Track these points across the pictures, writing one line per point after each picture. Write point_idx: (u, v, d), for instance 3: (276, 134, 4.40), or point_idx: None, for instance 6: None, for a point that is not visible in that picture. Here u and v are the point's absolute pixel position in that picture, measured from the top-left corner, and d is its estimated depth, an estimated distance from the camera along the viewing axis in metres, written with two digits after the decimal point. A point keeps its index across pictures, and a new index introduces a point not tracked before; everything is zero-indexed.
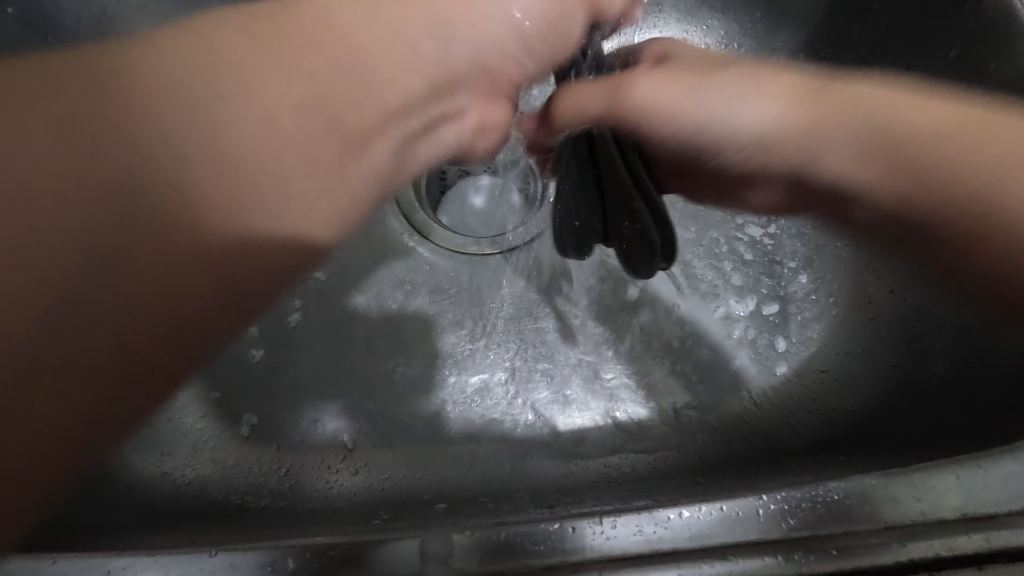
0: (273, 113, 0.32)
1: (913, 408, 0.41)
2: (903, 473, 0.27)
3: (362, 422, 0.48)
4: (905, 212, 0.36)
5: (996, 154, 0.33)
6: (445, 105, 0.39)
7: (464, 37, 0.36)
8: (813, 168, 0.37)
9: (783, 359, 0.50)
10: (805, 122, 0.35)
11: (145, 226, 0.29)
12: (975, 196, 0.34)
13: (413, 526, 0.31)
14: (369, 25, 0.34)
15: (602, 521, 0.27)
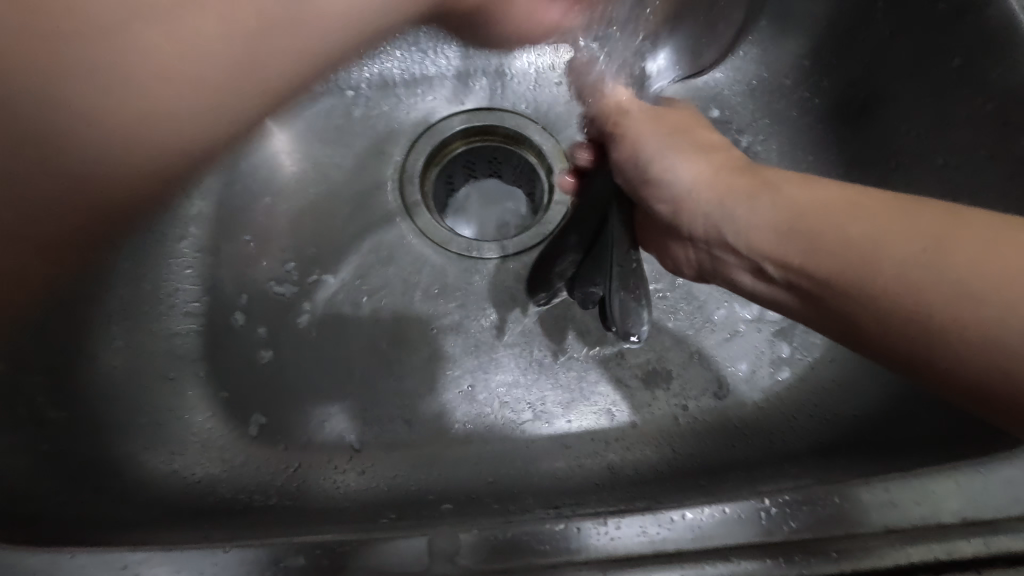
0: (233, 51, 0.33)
1: (914, 413, 0.41)
2: (902, 477, 0.27)
3: (368, 423, 0.48)
4: (828, 300, 0.32)
5: (907, 245, 0.29)
6: None
7: None
8: (739, 240, 0.35)
9: (785, 364, 0.50)
10: (721, 190, 0.36)
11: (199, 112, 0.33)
12: (914, 285, 0.28)
13: (419, 524, 0.31)
14: None
15: (606, 522, 0.27)
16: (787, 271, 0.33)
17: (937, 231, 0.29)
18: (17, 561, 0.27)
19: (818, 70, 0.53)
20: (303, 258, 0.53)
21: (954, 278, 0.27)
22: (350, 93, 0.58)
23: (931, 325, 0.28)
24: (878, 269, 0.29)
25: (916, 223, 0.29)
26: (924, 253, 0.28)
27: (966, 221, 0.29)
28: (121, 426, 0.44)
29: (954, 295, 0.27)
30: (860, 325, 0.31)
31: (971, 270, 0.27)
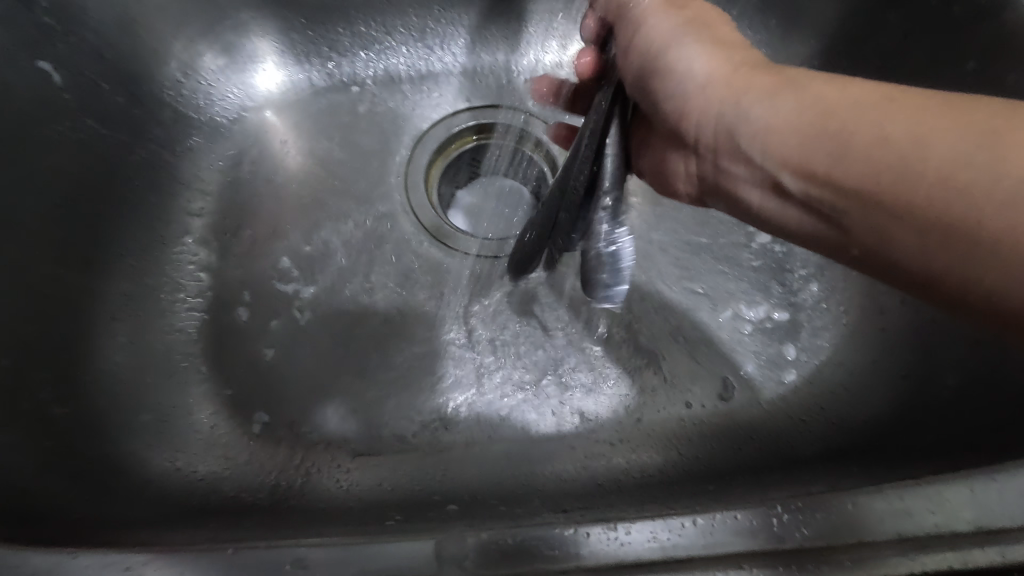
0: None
1: (923, 420, 0.42)
2: (915, 485, 0.27)
3: (372, 423, 0.48)
4: (838, 200, 0.31)
5: (972, 140, 0.27)
6: None
7: None
8: (755, 144, 0.34)
9: (792, 366, 0.50)
10: (737, 87, 0.35)
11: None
12: (961, 166, 0.27)
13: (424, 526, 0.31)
14: None
15: (617, 527, 0.27)
16: (806, 181, 0.32)
17: (943, 127, 0.28)
18: (21, 561, 0.26)
19: (828, 71, 0.52)
20: (307, 255, 0.53)
21: (974, 163, 0.27)
22: (356, 89, 0.58)
23: (952, 222, 0.27)
24: (925, 161, 0.28)
25: (971, 114, 0.28)
26: (963, 138, 0.28)
27: (970, 103, 0.29)
28: (123, 423, 0.44)
29: (955, 177, 0.27)
30: (882, 240, 0.30)
31: (986, 152, 0.27)
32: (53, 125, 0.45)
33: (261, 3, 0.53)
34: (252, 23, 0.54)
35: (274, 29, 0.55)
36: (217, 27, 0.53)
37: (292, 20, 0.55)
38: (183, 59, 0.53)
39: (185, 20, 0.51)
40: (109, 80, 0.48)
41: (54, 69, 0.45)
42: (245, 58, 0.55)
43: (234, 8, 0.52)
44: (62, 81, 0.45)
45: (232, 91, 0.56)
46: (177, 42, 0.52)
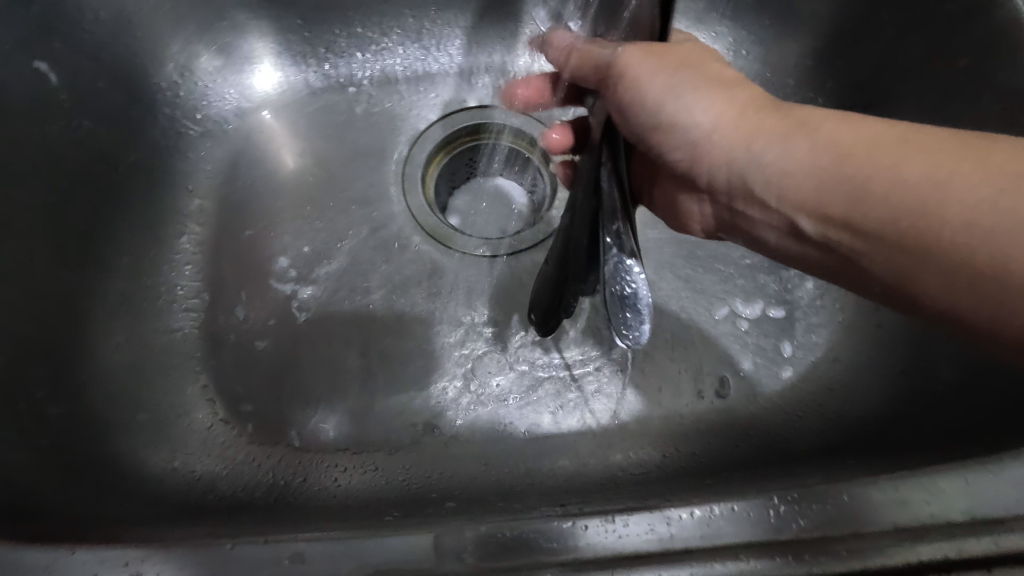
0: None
1: (921, 415, 0.42)
2: (910, 476, 0.27)
3: (369, 422, 0.48)
4: (857, 245, 0.32)
5: (984, 184, 0.28)
6: None
7: None
8: (770, 190, 0.35)
9: (788, 363, 0.50)
10: (746, 131, 0.36)
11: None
12: (983, 217, 0.28)
13: (424, 522, 0.31)
14: None
15: (614, 519, 0.27)
16: (826, 225, 0.33)
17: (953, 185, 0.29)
18: (18, 557, 0.26)
19: (824, 71, 0.53)
20: (304, 255, 0.53)
21: (989, 211, 0.28)
22: (353, 90, 0.58)
23: (978, 271, 0.28)
24: (943, 211, 0.29)
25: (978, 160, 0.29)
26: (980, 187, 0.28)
27: (979, 149, 0.29)
28: (119, 423, 0.44)
29: (974, 224, 0.28)
30: (904, 281, 0.31)
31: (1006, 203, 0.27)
32: (50, 125, 0.45)
33: (258, 4, 0.53)
34: (249, 23, 0.54)
35: (271, 30, 0.55)
36: (213, 27, 0.53)
37: (289, 20, 0.55)
38: (180, 60, 0.53)
39: (182, 20, 0.51)
40: (106, 80, 0.48)
41: (51, 68, 0.45)
42: (242, 59, 0.56)
43: (230, 8, 0.52)
44: (59, 80, 0.45)
45: (229, 92, 0.56)
46: (174, 43, 0.52)
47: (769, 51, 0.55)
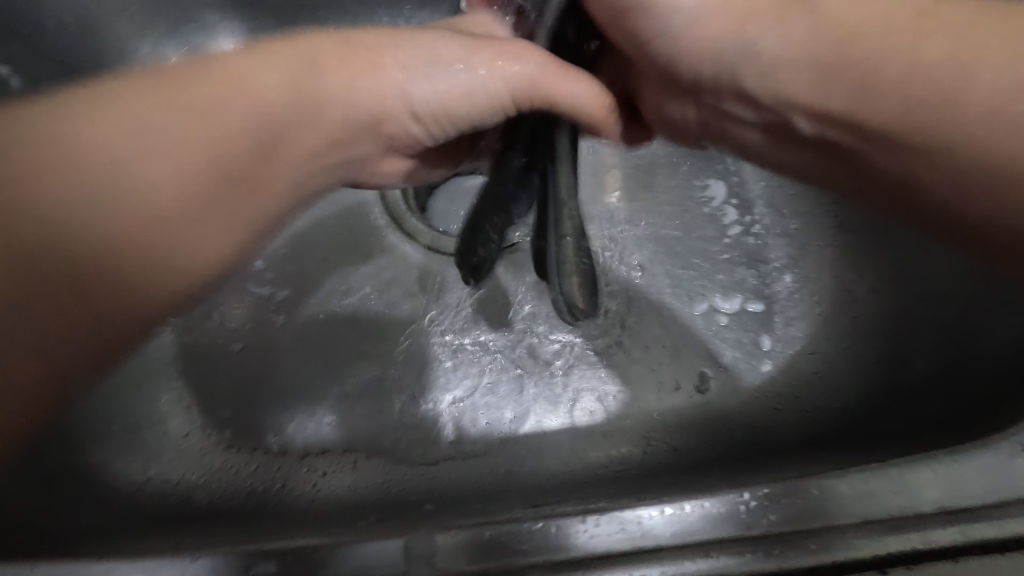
0: (183, 138, 0.35)
1: (898, 405, 0.42)
2: (877, 468, 0.27)
3: (349, 426, 0.48)
4: (856, 138, 0.33)
5: (1000, 76, 0.29)
6: (347, 151, 0.43)
7: (367, 99, 0.40)
8: (767, 80, 0.35)
9: (768, 357, 0.50)
10: (741, 18, 0.34)
11: (243, 167, 0.37)
12: (999, 109, 0.29)
13: (395, 527, 0.31)
14: (275, 80, 0.37)
15: (585, 520, 0.27)
16: (825, 121, 0.34)
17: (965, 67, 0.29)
18: None
19: None
20: (281, 258, 0.52)
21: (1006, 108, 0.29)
22: None
23: (996, 168, 0.29)
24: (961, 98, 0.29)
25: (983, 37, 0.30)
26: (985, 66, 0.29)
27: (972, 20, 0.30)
28: None
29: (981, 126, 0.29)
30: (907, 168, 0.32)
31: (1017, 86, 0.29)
32: None
33: (227, 5, 0.53)
34: (219, 25, 0.54)
35: (243, 30, 0.54)
36: (182, 28, 0.53)
37: (260, 21, 0.54)
38: (148, 62, 0.52)
39: (149, 22, 0.51)
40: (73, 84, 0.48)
41: (13, 72, 0.46)
42: None
43: (199, 9, 0.52)
44: (22, 83, 0.46)
45: None
46: (143, 45, 0.52)
47: None
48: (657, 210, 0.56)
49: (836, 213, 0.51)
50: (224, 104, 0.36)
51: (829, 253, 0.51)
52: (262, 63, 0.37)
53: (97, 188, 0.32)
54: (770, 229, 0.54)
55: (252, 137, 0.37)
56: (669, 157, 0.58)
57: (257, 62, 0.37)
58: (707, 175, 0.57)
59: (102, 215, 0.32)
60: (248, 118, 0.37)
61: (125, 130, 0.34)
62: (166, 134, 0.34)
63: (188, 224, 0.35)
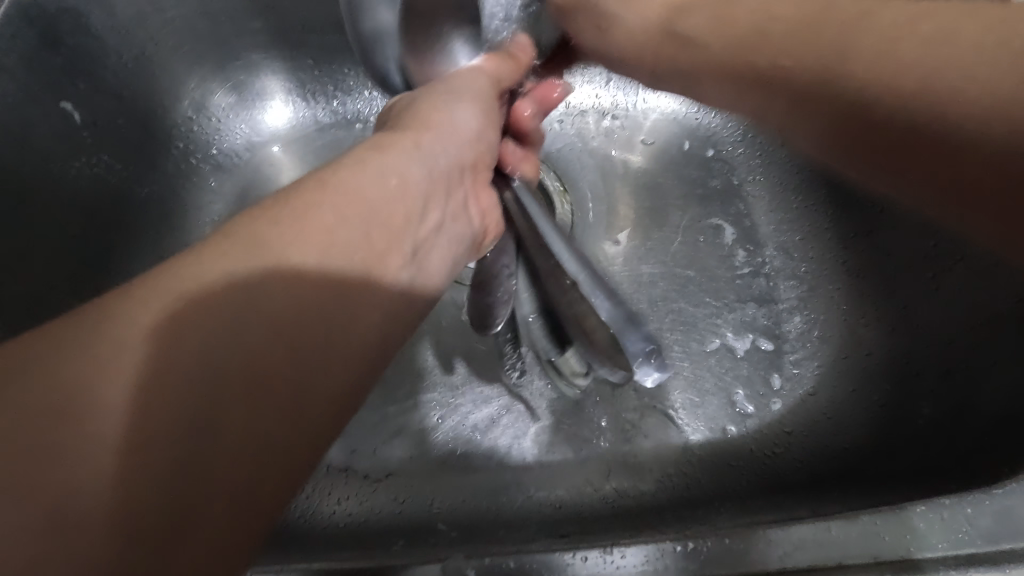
0: (292, 258, 0.26)
1: (901, 447, 0.44)
2: (890, 510, 0.29)
3: (373, 449, 0.50)
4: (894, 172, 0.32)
5: (869, 52, 0.29)
6: (445, 204, 0.34)
7: (416, 166, 0.33)
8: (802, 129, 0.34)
9: (777, 396, 0.52)
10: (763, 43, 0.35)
11: (344, 291, 0.28)
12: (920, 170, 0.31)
13: (406, 556, 0.33)
14: (364, 174, 0.30)
15: (611, 551, 0.29)
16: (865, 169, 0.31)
17: (813, 45, 0.32)
18: None
19: None
20: None
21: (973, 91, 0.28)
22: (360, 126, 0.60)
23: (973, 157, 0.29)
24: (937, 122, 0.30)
25: (951, 36, 0.27)
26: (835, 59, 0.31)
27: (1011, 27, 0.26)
28: None
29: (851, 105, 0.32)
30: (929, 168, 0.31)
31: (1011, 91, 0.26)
32: (67, 162, 0.49)
33: (270, 44, 0.56)
34: (262, 63, 0.57)
35: (283, 69, 0.58)
36: (227, 66, 0.56)
37: (301, 60, 0.58)
38: (195, 97, 0.56)
39: (198, 60, 0.55)
40: (127, 117, 0.52)
41: (76, 108, 0.49)
42: (255, 95, 0.59)
43: (245, 49, 0.56)
44: (82, 119, 0.50)
45: (241, 127, 0.59)
46: (190, 81, 0.55)
47: None
48: (671, 248, 0.59)
49: (845, 257, 0.53)
50: (268, 280, 0.26)
51: (837, 296, 0.53)
52: (361, 180, 0.30)
53: (337, 309, 0.27)
54: (779, 271, 0.56)
55: (353, 261, 0.28)
56: (683, 197, 0.61)
57: (298, 224, 0.27)
58: (717, 214, 0.59)
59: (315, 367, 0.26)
60: (349, 211, 0.29)
61: (198, 295, 0.24)
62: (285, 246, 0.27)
63: (305, 380, 0.26)
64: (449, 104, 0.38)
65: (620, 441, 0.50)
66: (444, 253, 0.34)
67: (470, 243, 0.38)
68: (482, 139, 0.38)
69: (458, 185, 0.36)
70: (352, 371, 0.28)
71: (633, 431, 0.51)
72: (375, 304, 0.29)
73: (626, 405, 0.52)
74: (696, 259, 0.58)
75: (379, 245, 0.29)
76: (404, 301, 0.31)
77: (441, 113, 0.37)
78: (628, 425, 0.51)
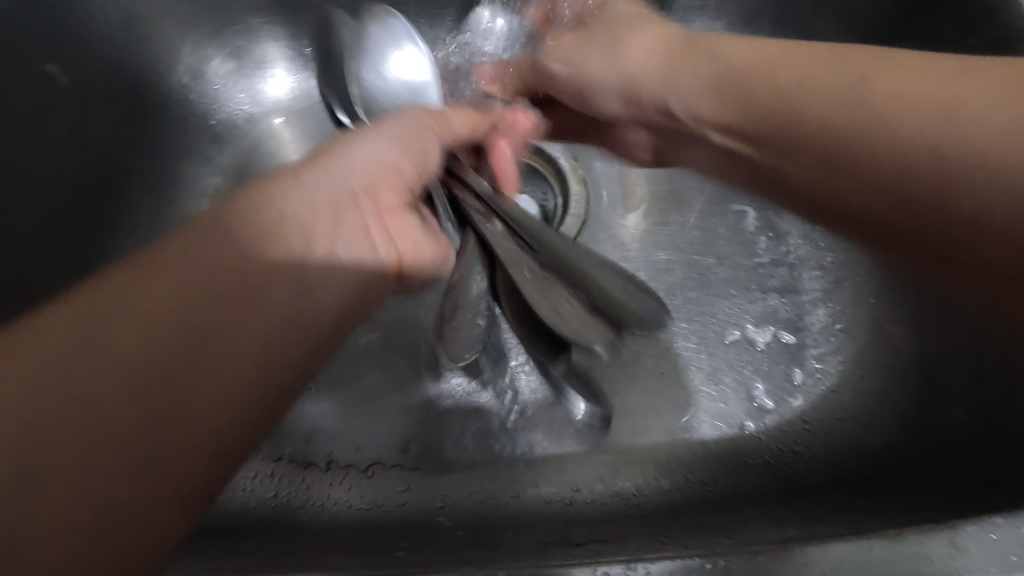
0: (151, 308, 0.27)
1: (933, 452, 0.42)
2: (938, 529, 0.27)
3: (375, 439, 0.47)
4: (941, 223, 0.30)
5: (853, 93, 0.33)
6: (337, 236, 0.32)
7: (312, 193, 0.32)
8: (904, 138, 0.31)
9: (798, 392, 0.50)
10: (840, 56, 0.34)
11: (205, 310, 0.28)
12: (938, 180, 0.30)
13: (407, 569, 0.31)
14: (251, 213, 0.30)
15: (635, 567, 0.27)
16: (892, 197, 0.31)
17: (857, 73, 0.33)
18: None
19: None
20: None
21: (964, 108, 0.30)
22: None
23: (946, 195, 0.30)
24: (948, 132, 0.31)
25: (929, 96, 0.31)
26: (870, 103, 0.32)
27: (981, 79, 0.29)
28: None
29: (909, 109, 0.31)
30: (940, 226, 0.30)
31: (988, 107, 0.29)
32: (54, 129, 0.46)
33: (270, 7, 0.53)
34: (262, 27, 0.54)
35: (285, 34, 0.55)
36: (226, 31, 0.53)
37: (304, 25, 0.55)
38: (191, 63, 0.53)
39: (194, 23, 0.52)
40: (117, 82, 0.49)
41: (62, 72, 0.46)
42: (255, 63, 0.55)
43: (244, 13, 0.53)
44: (69, 83, 0.47)
45: (239, 97, 0.56)
46: (186, 46, 0.52)
47: None
48: (691, 233, 0.56)
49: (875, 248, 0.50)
50: (124, 322, 0.27)
51: (865, 289, 0.50)
52: (221, 228, 0.29)
53: (167, 362, 0.27)
54: (803, 260, 0.53)
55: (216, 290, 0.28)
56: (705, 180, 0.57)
57: (147, 268, 0.28)
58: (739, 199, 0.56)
59: (185, 407, 0.26)
60: (200, 262, 0.28)
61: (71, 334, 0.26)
62: (111, 304, 0.27)
63: (180, 412, 0.26)
64: (362, 137, 0.35)
65: (632, 436, 0.48)
66: (349, 273, 0.33)
67: (379, 269, 0.34)
68: (385, 166, 0.35)
69: (349, 212, 0.33)
70: (271, 359, 0.29)
71: (645, 424, 0.49)
72: (309, 279, 0.31)
73: (638, 398, 0.50)
74: (716, 246, 0.55)
75: (295, 244, 0.31)
76: (322, 306, 0.31)
77: (338, 148, 0.34)
78: (642, 421, 0.49)
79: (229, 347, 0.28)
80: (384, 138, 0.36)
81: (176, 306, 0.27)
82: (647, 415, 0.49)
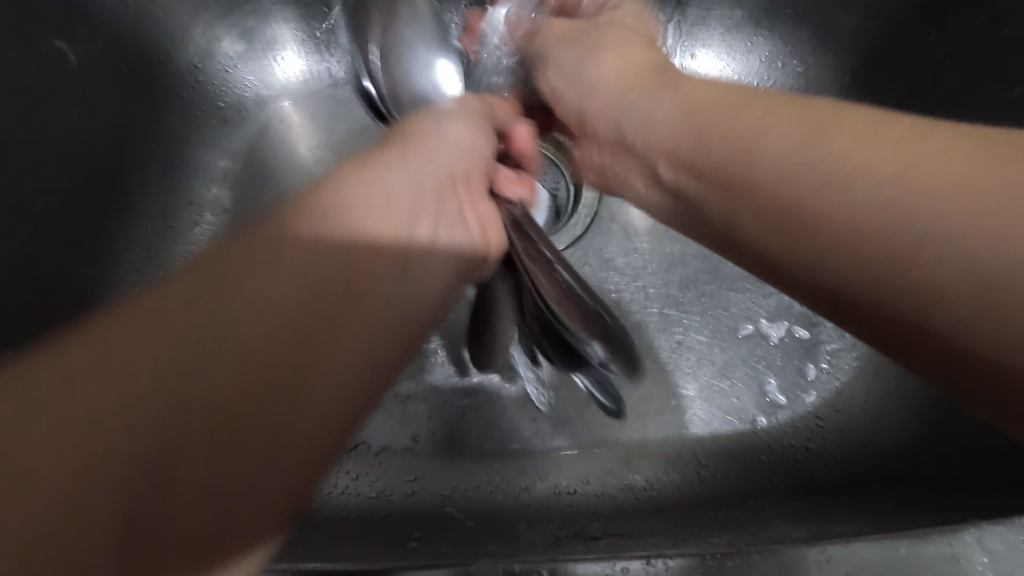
0: (266, 293, 0.25)
1: (949, 451, 0.41)
2: (958, 528, 0.27)
3: (384, 428, 0.47)
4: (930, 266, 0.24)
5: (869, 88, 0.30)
6: (439, 214, 0.33)
7: (407, 171, 0.32)
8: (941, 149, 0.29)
9: (812, 388, 0.49)
10: None
11: (345, 297, 0.27)
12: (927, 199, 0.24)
13: (421, 560, 0.31)
14: (360, 190, 0.30)
15: (652, 562, 0.28)
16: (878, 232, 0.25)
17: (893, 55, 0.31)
18: None
19: (865, 86, 0.52)
20: None
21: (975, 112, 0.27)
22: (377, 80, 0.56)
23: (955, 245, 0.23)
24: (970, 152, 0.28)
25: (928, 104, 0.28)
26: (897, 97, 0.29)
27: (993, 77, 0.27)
28: None
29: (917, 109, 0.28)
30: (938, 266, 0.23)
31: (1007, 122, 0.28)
32: (63, 108, 0.46)
33: None
34: (273, 8, 0.53)
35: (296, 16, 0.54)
36: (236, 11, 0.52)
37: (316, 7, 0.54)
38: (200, 43, 0.52)
39: (205, 2, 0.51)
40: (126, 61, 0.48)
41: (70, 48, 0.45)
42: (265, 45, 0.54)
43: None
44: (78, 61, 0.46)
45: (249, 79, 0.55)
46: (196, 26, 0.51)
47: (814, 57, 0.55)
48: None
49: None
50: (238, 316, 0.24)
51: None
52: (331, 204, 0.29)
53: (289, 362, 0.25)
54: None
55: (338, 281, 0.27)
56: None
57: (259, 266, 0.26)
58: None
59: (303, 403, 0.25)
60: (303, 260, 0.27)
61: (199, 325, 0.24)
62: (228, 315, 0.24)
63: (280, 421, 0.24)
64: (440, 117, 0.37)
65: (643, 429, 0.48)
66: (444, 259, 0.33)
67: (471, 257, 0.34)
68: (472, 149, 0.36)
69: (451, 196, 0.34)
70: (352, 386, 0.27)
71: (657, 418, 0.48)
72: (401, 284, 0.30)
73: (650, 391, 0.49)
74: None
75: (400, 225, 0.31)
76: (422, 293, 0.32)
77: (429, 126, 0.35)
78: (653, 415, 0.48)
79: (342, 361, 0.26)
80: (453, 119, 0.37)
81: (308, 287, 0.26)
82: (659, 409, 0.49)
